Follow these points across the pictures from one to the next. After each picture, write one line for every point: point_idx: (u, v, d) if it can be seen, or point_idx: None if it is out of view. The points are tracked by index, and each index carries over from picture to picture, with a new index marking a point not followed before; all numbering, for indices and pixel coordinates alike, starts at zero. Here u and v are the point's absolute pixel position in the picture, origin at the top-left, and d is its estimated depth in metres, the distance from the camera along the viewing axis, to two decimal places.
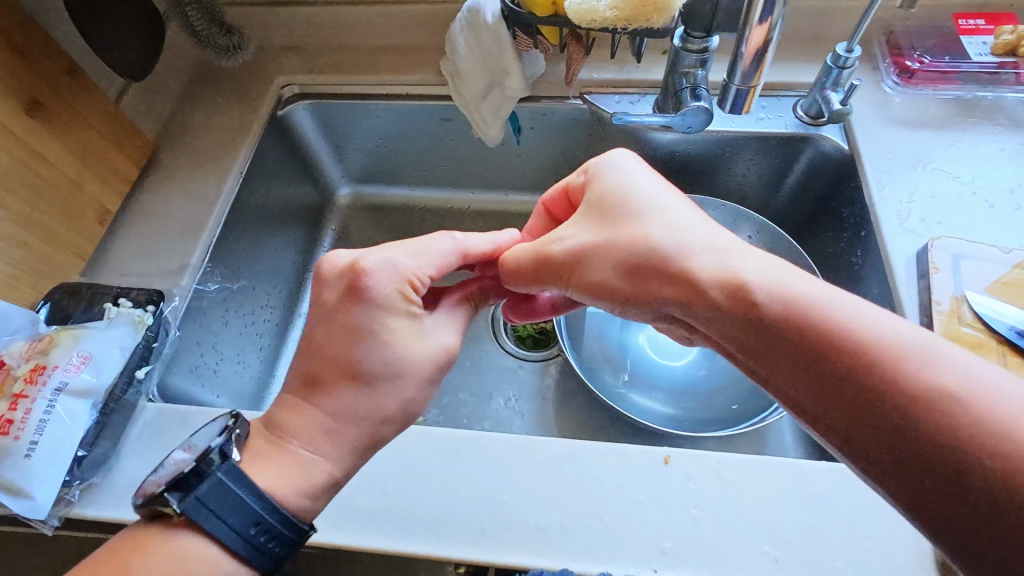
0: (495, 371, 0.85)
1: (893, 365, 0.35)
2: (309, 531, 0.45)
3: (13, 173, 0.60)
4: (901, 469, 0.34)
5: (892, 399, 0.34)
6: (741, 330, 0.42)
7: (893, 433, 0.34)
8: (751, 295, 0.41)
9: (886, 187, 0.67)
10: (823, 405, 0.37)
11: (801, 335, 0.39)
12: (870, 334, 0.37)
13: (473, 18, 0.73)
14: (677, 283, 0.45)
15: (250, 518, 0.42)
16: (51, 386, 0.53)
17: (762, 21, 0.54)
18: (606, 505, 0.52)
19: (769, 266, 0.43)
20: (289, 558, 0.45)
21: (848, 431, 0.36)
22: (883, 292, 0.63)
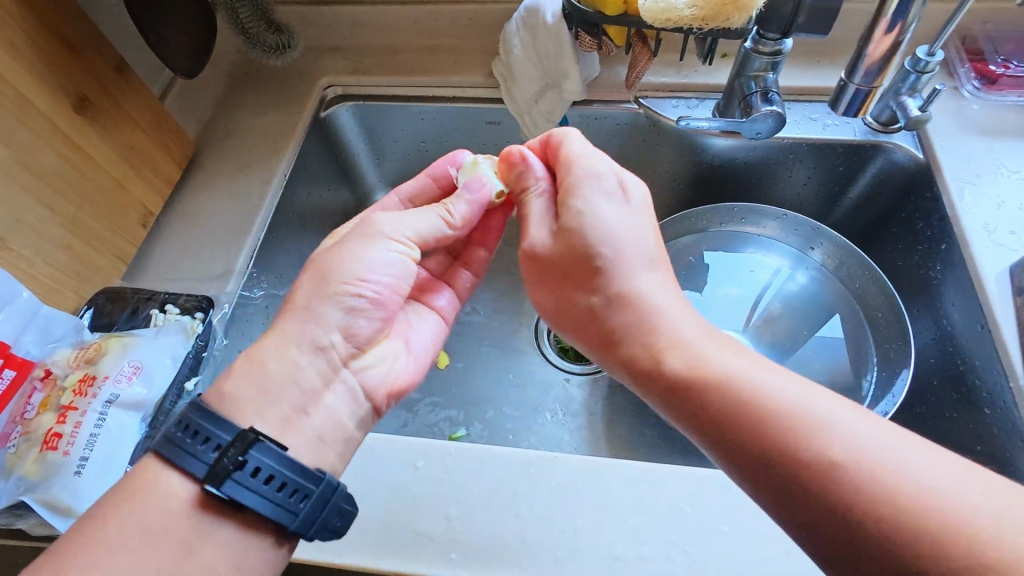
0: (540, 385, 0.78)
1: (858, 474, 0.35)
2: (259, 443, 0.42)
3: (62, 172, 0.57)
4: (859, 570, 0.34)
5: (858, 511, 0.34)
6: (696, 414, 0.41)
7: (847, 534, 0.34)
8: (711, 381, 0.41)
9: (968, 198, 0.64)
10: (777, 502, 0.37)
11: (761, 438, 0.38)
12: (833, 439, 0.36)
13: (531, 17, 0.71)
14: (637, 349, 0.45)
15: (200, 433, 0.42)
16: (102, 398, 0.51)
17: (892, 24, 0.55)
18: (689, 536, 0.48)
19: (725, 349, 0.43)
20: (274, 494, 0.41)
21: (809, 530, 0.36)
22: (970, 307, 0.60)
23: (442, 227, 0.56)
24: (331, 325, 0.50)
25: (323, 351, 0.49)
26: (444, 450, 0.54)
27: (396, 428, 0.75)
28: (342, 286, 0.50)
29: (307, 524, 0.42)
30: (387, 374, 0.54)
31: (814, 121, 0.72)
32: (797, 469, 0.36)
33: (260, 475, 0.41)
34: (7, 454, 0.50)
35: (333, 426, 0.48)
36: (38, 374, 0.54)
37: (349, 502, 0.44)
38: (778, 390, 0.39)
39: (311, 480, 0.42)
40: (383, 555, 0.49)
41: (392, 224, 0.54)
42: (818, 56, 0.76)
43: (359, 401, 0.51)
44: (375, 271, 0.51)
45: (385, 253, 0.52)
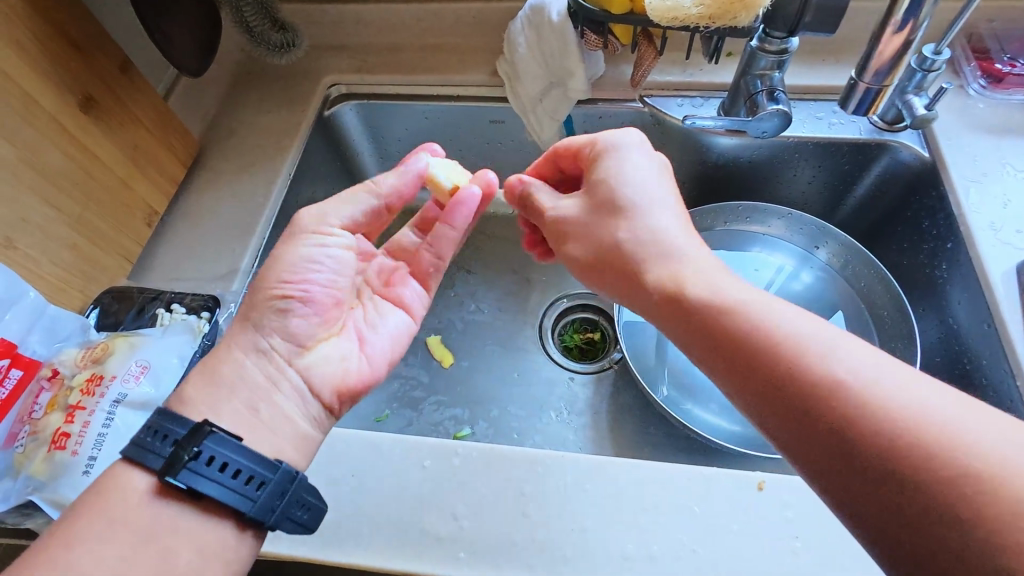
0: (545, 384, 0.78)
1: (866, 395, 0.35)
2: (214, 433, 0.42)
3: (67, 172, 0.57)
4: (855, 485, 0.34)
5: (861, 428, 0.34)
6: (709, 339, 0.42)
7: (848, 449, 0.34)
8: (727, 307, 0.41)
9: (974, 196, 0.64)
10: (779, 424, 0.37)
11: (773, 355, 0.38)
12: (846, 362, 0.37)
13: (536, 16, 0.71)
14: (650, 284, 0.46)
15: (160, 431, 0.42)
16: (110, 398, 0.51)
17: (904, 24, 0.55)
18: (698, 536, 0.48)
19: (745, 285, 0.44)
20: (231, 483, 0.41)
21: (809, 443, 0.36)
22: (976, 306, 0.60)
23: (372, 203, 0.58)
24: (264, 329, 0.50)
25: (265, 353, 0.50)
26: (451, 450, 0.54)
27: (401, 427, 0.75)
28: (270, 288, 0.51)
29: (266, 512, 0.42)
30: (337, 371, 0.52)
31: (819, 120, 0.72)
32: (804, 384, 0.37)
33: (216, 464, 0.41)
34: (15, 454, 0.50)
35: (285, 423, 0.48)
36: (45, 374, 0.54)
37: (309, 491, 0.45)
38: (794, 321, 0.40)
39: (269, 468, 0.43)
40: (390, 555, 0.49)
41: (323, 218, 0.55)
42: (824, 54, 0.76)
43: (307, 399, 0.50)
44: (302, 271, 0.52)
45: (308, 251, 0.53)
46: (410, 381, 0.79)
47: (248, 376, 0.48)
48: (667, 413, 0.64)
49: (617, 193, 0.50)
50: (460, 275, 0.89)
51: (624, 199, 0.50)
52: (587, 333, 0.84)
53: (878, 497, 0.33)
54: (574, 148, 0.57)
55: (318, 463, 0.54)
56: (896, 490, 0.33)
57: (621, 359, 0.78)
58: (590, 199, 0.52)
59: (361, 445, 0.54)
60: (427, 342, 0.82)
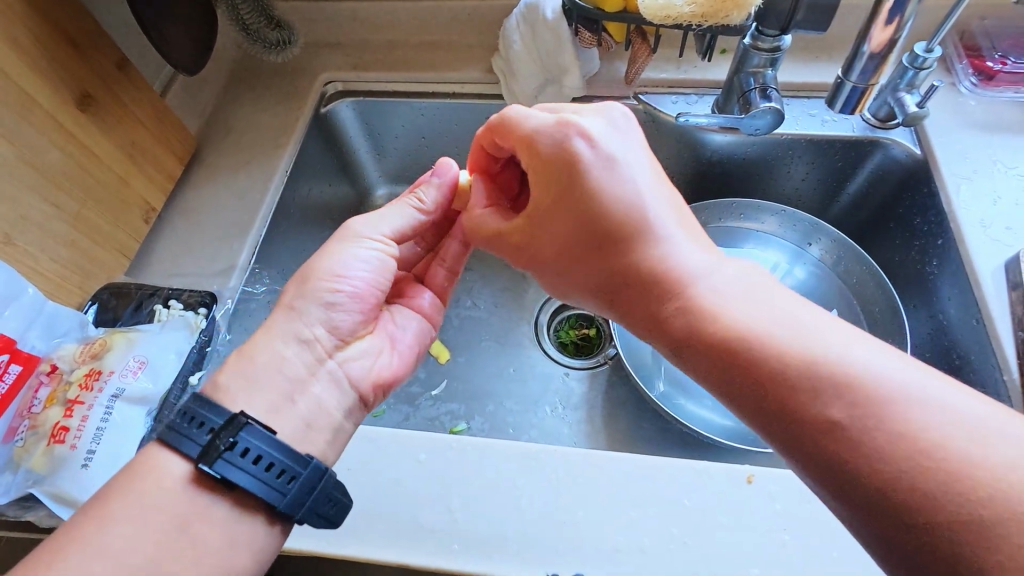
0: (541, 380, 0.79)
1: (888, 444, 0.33)
2: (251, 424, 0.43)
3: (66, 169, 0.58)
4: (881, 532, 0.33)
5: (886, 477, 0.33)
6: (727, 376, 0.40)
7: (857, 484, 0.34)
8: (742, 341, 0.39)
9: (965, 194, 0.64)
10: (791, 446, 0.37)
11: (788, 398, 0.37)
12: (867, 405, 0.34)
13: (531, 14, 0.72)
14: (659, 316, 0.44)
15: (196, 417, 0.43)
16: (108, 393, 0.52)
17: (891, 20, 0.55)
18: (689, 528, 0.49)
19: (759, 305, 0.41)
20: (264, 475, 0.42)
21: (835, 489, 0.35)
22: (965, 300, 0.61)
23: (414, 214, 0.58)
24: (312, 320, 0.50)
25: (308, 343, 0.50)
26: (446, 445, 0.54)
27: (398, 422, 0.75)
28: (320, 284, 0.51)
29: (295, 506, 0.43)
30: (372, 366, 0.54)
31: (813, 117, 0.73)
32: (823, 433, 0.35)
33: (249, 456, 0.42)
34: (15, 448, 0.50)
35: (320, 415, 0.49)
36: (45, 369, 0.54)
37: (338, 486, 0.45)
38: (807, 355, 0.37)
39: (301, 461, 0.44)
40: (386, 547, 0.50)
41: (367, 223, 0.55)
42: (817, 52, 0.77)
43: (345, 391, 0.51)
44: (353, 268, 0.52)
45: (360, 249, 0.53)
46: (407, 376, 0.80)
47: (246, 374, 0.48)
48: (660, 408, 0.64)
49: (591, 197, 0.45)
50: None
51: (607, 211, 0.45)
52: (583, 328, 0.85)
53: (895, 538, 0.33)
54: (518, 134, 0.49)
55: None
56: (920, 533, 0.32)
57: (616, 354, 0.79)
58: (557, 201, 0.46)
59: (358, 439, 0.55)
60: None
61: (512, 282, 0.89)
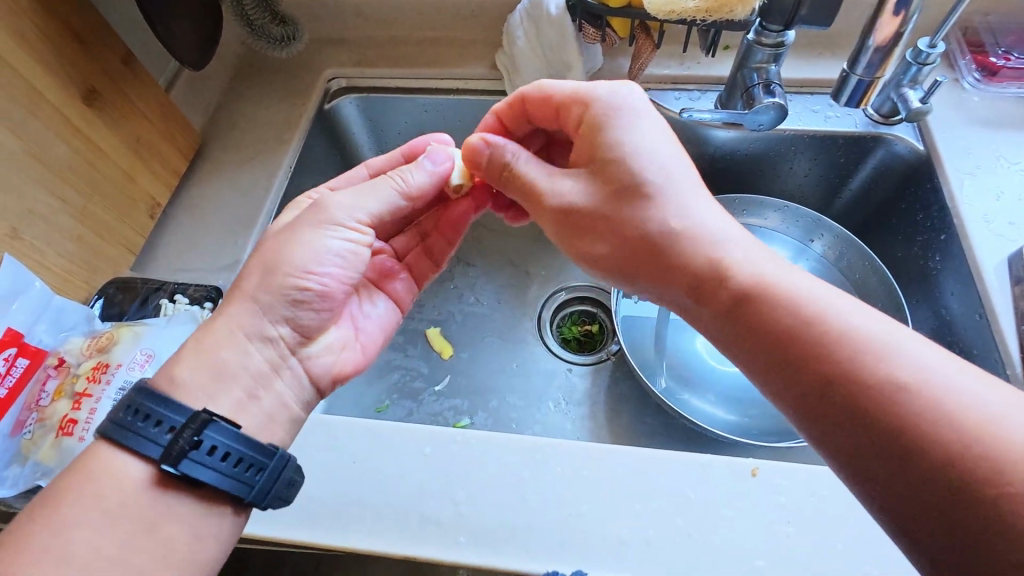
0: (543, 375, 0.79)
1: (920, 399, 0.34)
2: (212, 420, 0.42)
3: (72, 164, 0.58)
4: (900, 492, 0.34)
5: (916, 430, 0.33)
6: (764, 344, 0.40)
7: (891, 451, 0.34)
8: (778, 301, 0.40)
9: (969, 189, 0.65)
10: (825, 412, 0.37)
11: (822, 352, 0.38)
12: (902, 361, 0.36)
13: (535, 10, 0.72)
14: (689, 279, 0.45)
15: (151, 416, 0.42)
16: (116, 385, 0.52)
17: (896, 15, 0.55)
18: (693, 520, 0.49)
19: (794, 273, 0.42)
20: (230, 469, 0.42)
21: (860, 443, 0.35)
22: (968, 294, 0.61)
23: (395, 198, 0.55)
24: (277, 318, 0.49)
25: (272, 341, 0.49)
26: (451, 438, 0.54)
27: (401, 417, 0.76)
28: (289, 279, 0.49)
29: (262, 495, 0.43)
30: (334, 361, 0.54)
31: (816, 113, 0.73)
32: (858, 386, 0.36)
33: (216, 452, 0.42)
34: (23, 440, 0.51)
35: (281, 410, 0.49)
36: (51, 362, 0.54)
37: (298, 472, 0.46)
38: (844, 317, 0.39)
39: (265, 451, 0.44)
40: (391, 540, 0.50)
41: (344, 207, 0.52)
42: (820, 48, 0.77)
43: (305, 387, 0.52)
44: (324, 263, 0.50)
45: (331, 241, 0.51)
46: (410, 372, 0.80)
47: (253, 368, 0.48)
48: (663, 403, 0.65)
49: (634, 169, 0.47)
50: (459, 267, 0.90)
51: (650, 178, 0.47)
52: (585, 324, 0.85)
53: (928, 510, 0.33)
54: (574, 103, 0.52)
55: (321, 450, 0.55)
56: (942, 486, 0.32)
57: (619, 350, 0.79)
58: (601, 168, 0.49)
59: (363, 433, 0.55)
60: (427, 334, 0.83)
61: (515, 278, 0.89)
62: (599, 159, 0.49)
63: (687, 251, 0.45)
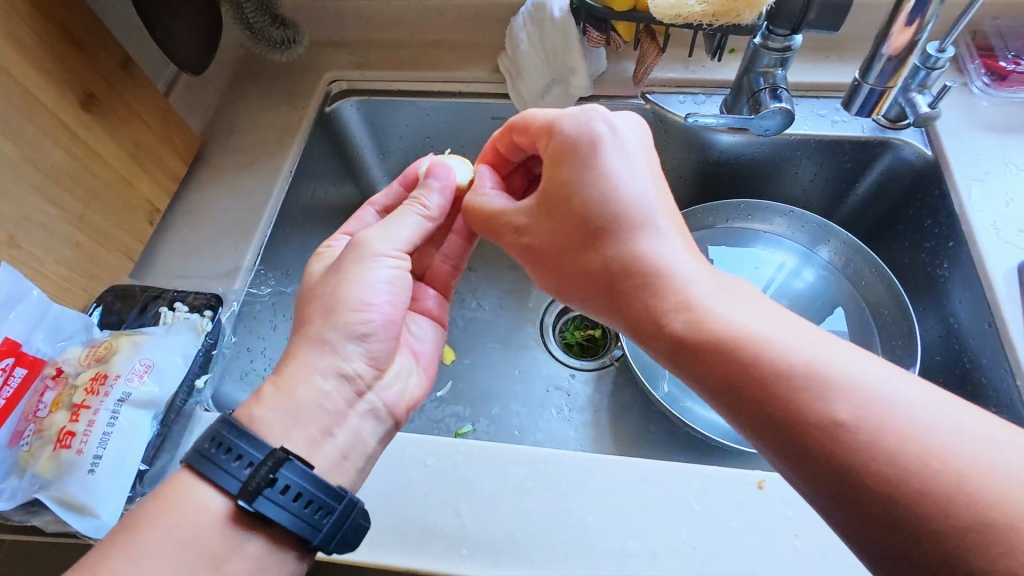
0: (546, 381, 0.78)
1: (866, 435, 0.33)
2: (288, 458, 0.42)
3: (70, 172, 0.57)
4: (868, 528, 0.33)
5: (863, 467, 0.33)
6: (717, 378, 0.39)
7: (852, 488, 0.33)
8: (723, 332, 0.39)
9: (977, 195, 0.64)
10: (783, 451, 0.36)
11: (761, 384, 0.37)
12: (848, 397, 0.34)
13: (539, 13, 0.71)
14: (641, 309, 0.44)
15: (233, 450, 0.42)
16: (114, 397, 0.52)
17: (908, 25, 0.55)
18: (698, 534, 0.49)
19: (742, 302, 0.41)
20: (300, 510, 0.42)
21: (808, 479, 0.35)
22: (977, 304, 0.60)
23: (422, 221, 0.55)
24: (350, 355, 0.49)
25: (348, 378, 0.49)
26: (454, 449, 0.54)
27: (402, 423, 0.75)
28: (347, 316, 0.49)
29: (327, 539, 0.42)
30: (402, 389, 0.54)
31: (822, 117, 0.72)
32: (804, 426, 0.35)
33: (287, 491, 0.42)
34: (21, 452, 0.50)
35: (356, 444, 0.49)
36: (50, 372, 0.54)
37: (366, 518, 0.44)
38: (787, 350, 0.37)
39: (335, 494, 0.43)
40: (394, 553, 0.49)
41: (381, 239, 0.52)
42: (827, 52, 0.76)
43: (381, 418, 0.51)
44: (379, 291, 0.50)
45: (381, 267, 0.51)
46: None
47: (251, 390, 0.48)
48: (667, 411, 0.64)
49: (590, 193, 0.46)
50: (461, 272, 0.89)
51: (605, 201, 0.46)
52: (588, 329, 0.84)
53: (894, 543, 0.32)
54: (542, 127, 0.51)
55: None
56: (891, 517, 0.32)
57: (622, 356, 0.78)
58: (559, 195, 0.47)
59: None
60: None
61: (517, 283, 0.88)
62: (557, 181, 0.48)
63: (637, 280, 0.44)
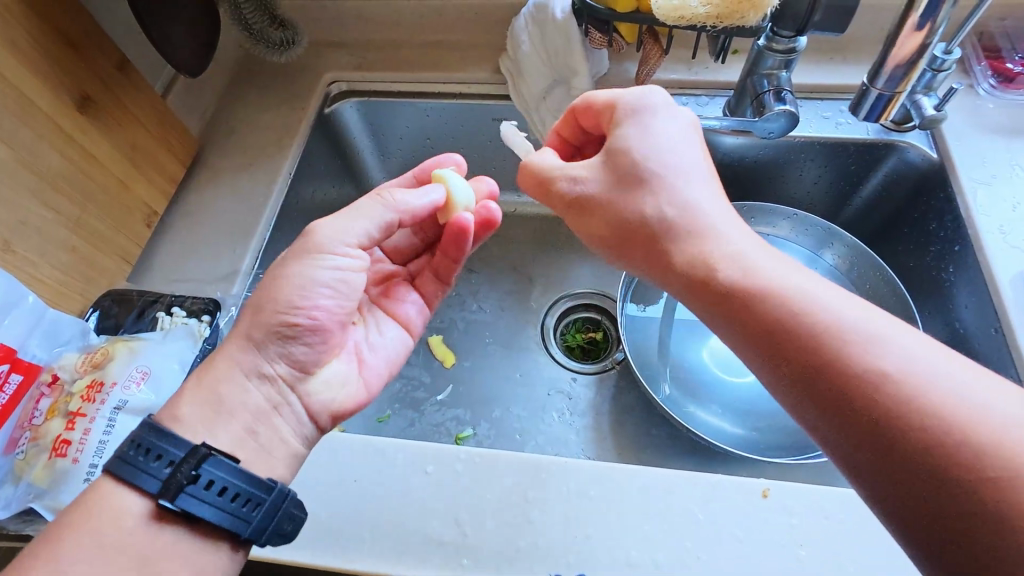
0: (546, 385, 0.77)
1: (910, 390, 0.34)
2: (207, 453, 0.42)
3: (66, 175, 0.57)
4: (898, 483, 0.33)
5: (901, 420, 0.33)
6: (756, 329, 0.39)
7: (886, 440, 0.33)
8: (767, 287, 0.40)
9: (983, 199, 0.63)
10: (818, 398, 0.36)
11: (804, 336, 0.37)
12: (893, 352, 0.35)
13: (541, 14, 0.71)
14: (678, 266, 0.44)
15: (152, 450, 0.42)
16: (110, 405, 0.51)
17: (919, 29, 0.54)
18: (701, 543, 0.48)
19: (787, 265, 0.42)
20: (224, 504, 0.41)
21: (840, 427, 0.35)
22: (984, 309, 0.60)
23: (386, 217, 0.53)
24: (274, 356, 0.49)
25: (269, 379, 0.49)
26: (454, 456, 0.53)
27: (402, 427, 0.74)
28: (278, 316, 0.48)
29: (259, 530, 0.42)
30: (335, 396, 0.53)
31: (827, 119, 0.71)
32: (846, 376, 0.35)
33: (213, 487, 0.41)
34: (16, 460, 0.50)
35: (278, 446, 0.48)
36: (45, 379, 0.54)
37: (298, 505, 0.45)
38: (835, 309, 0.38)
39: (261, 484, 0.43)
40: (392, 562, 0.49)
41: (331, 235, 0.51)
42: (831, 53, 0.75)
43: (303, 423, 0.50)
44: (313, 296, 0.49)
45: (318, 270, 0.50)
46: (412, 382, 0.79)
47: (249, 400, 0.47)
48: (670, 416, 0.63)
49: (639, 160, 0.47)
50: (462, 274, 0.89)
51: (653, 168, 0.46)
52: (589, 332, 0.84)
53: (924, 499, 0.32)
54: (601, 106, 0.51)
55: (322, 469, 0.53)
56: (923, 472, 0.32)
57: (624, 359, 0.78)
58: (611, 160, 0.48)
59: (365, 451, 0.54)
60: (429, 342, 0.82)
61: (519, 285, 0.87)
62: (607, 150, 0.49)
63: (677, 239, 0.45)
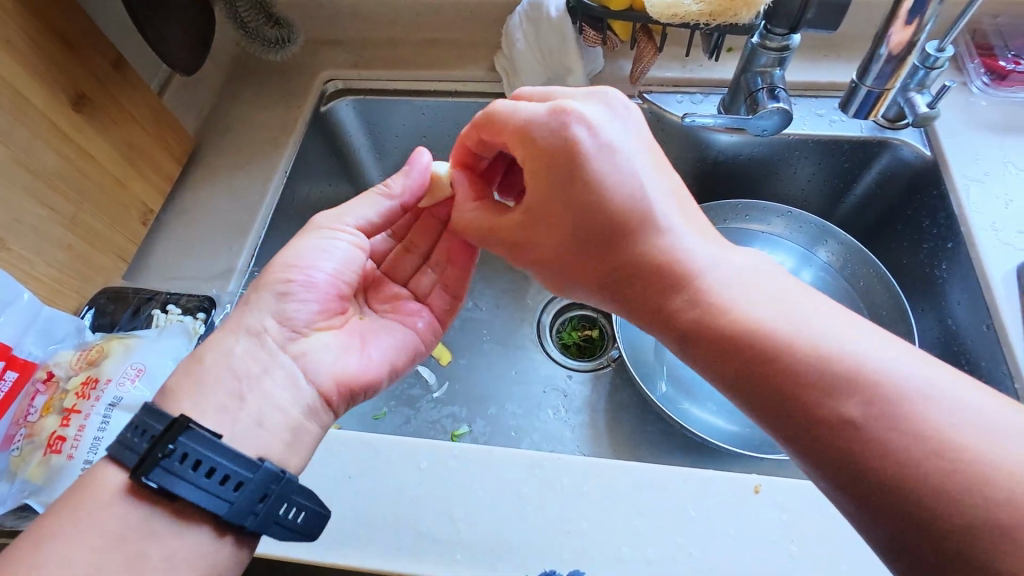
0: (542, 382, 0.78)
1: (882, 430, 0.33)
2: (186, 428, 0.41)
3: (61, 173, 0.57)
4: (883, 519, 0.33)
5: (876, 461, 0.33)
6: (729, 370, 0.39)
7: (865, 479, 0.34)
8: (735, 328, 0.39)
9: (976, 196, 0.63)
10: (794, 439, 0.37)
11: (773, 380, 0.37)
12: (864, 392, 0.34)
13: (535, 12, 0.71)
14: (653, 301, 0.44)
15: (139, 427, 0.42)
16: (105, 402, 0.51)
17: (908, 24, 0.54)
18: (694, 539, 0.48)
19: (760, 296, 0.41)
20: (201, 482, 0.41)
21: (820, 466, 0.35)
22: (976, 305, 0.60)
23: (382, 202, 0.57)
24: (265, 311, 0.50)
25: (260, 336, 0.49)
26: (449, 452, 0.53)
27: (398, 425, 0.75)
28: (278, 275, 0.52)
29: (245, 513, 0.42)
30: (335, 364, 0.52)
31: (821, 117, 0.72)
32: (815, 421, 0.35)
33: (192, 463, 0.41)
34: (12, 456, 0.50)
35: (274, 413, 0.47)
36: (40, 376, 0.54)
37: (294, 490, 0.44)
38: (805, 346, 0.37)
39: (243, 463, 0.42)
40: (387, 558, 0.49)
41: (330, 213, 0.55)
42: (826, 50, 0.75)
43: (301, 387, 0.49)
44: (309, 258, 0.52)
45: (319, 240, 0.53)
46: (408, 379, 0.79)
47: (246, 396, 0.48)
48: (665, 413, 0.63)
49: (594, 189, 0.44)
50: None
51: (609, 202, 0.44)
52: (584, 330, 0.84)
53: (908, 534, 0.32)
54: (515, 133, 0.46)
55: (317, 466, 0.54)
56: (906, 510, 0.32)
57: (619, 357, 0.78)
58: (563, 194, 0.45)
59: (360, 448, 0.54)
60: None
61: (515, 283, 0.88)
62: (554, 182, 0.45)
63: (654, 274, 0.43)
